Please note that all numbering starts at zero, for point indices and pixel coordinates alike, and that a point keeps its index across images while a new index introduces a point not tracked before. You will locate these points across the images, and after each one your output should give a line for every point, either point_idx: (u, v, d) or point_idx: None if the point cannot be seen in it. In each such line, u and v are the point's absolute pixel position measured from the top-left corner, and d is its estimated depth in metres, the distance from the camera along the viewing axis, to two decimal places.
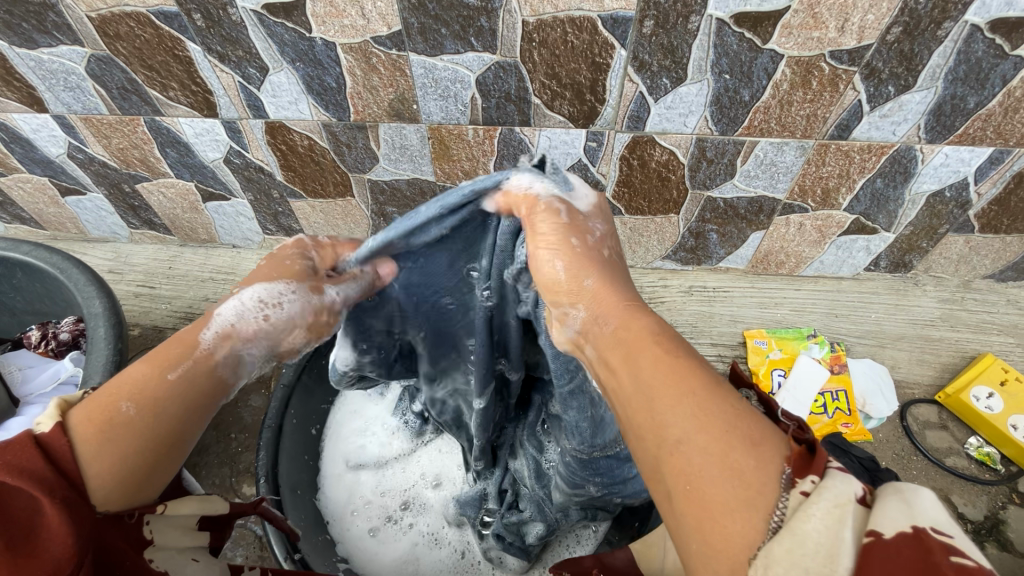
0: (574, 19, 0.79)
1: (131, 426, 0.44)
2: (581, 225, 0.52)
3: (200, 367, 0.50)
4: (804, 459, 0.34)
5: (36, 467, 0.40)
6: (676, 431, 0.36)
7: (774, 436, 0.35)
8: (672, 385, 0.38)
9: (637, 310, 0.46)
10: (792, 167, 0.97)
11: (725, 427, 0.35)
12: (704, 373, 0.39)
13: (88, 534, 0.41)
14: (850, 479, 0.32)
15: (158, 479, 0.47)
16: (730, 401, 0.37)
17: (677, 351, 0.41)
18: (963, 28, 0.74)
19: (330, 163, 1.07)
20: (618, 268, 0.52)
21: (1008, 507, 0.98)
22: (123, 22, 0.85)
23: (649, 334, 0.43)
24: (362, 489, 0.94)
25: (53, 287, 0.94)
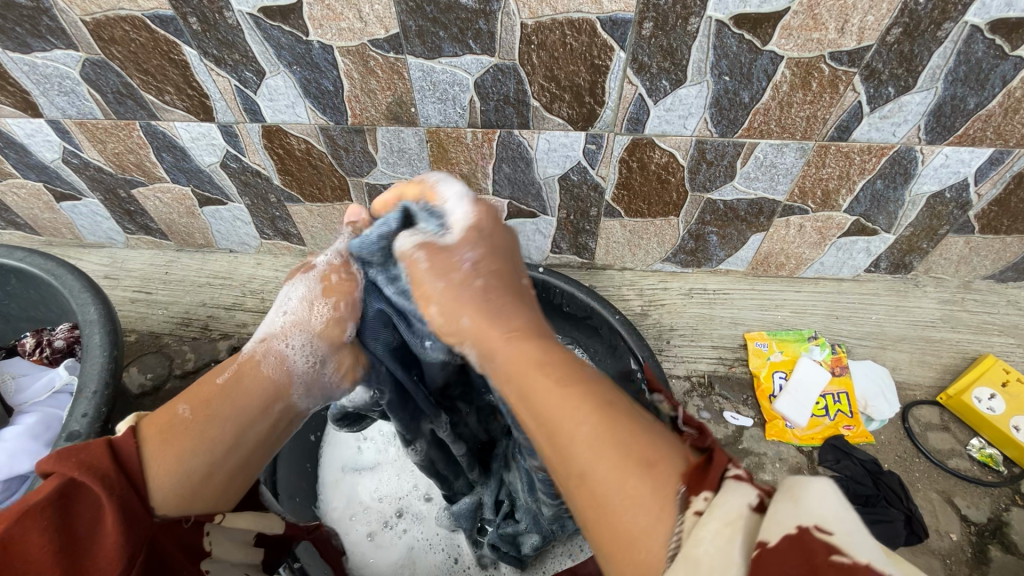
0: (573, 21, 0.79)
1: (187, 425, 0.52)
2: (450, 262, 0.55)
3: (246, 372, 0.58)
4: (697, 472, 0.36)
5: (103, 465, 0.46)
6: (576, 463, 0.39)
7: (669, 459, 0.38)
8: (567, 418, 0.41)
9: (526, 339, 0.49)
10: (792, 168, 0.97)
11: (619, 456, 0.38)
12: (593, 401, 0.42)
13: (141, 535, 0.46)
14: (745, 490, 0.33)
15: (214, 489, 0.52)
16: (623, 429, 0.40)
17: (560, 380, 0.44)
18: (963, 28, 0.74)
19: (328, 166, 1.06)
20: (499, 298, 0.53)
21: (1011, 509, 0.97)
22: (118, 25, 0.85)
23: (535, 363, 0.46)
24: (359, 494, 0.93)
25: (48, 294, 0.93)
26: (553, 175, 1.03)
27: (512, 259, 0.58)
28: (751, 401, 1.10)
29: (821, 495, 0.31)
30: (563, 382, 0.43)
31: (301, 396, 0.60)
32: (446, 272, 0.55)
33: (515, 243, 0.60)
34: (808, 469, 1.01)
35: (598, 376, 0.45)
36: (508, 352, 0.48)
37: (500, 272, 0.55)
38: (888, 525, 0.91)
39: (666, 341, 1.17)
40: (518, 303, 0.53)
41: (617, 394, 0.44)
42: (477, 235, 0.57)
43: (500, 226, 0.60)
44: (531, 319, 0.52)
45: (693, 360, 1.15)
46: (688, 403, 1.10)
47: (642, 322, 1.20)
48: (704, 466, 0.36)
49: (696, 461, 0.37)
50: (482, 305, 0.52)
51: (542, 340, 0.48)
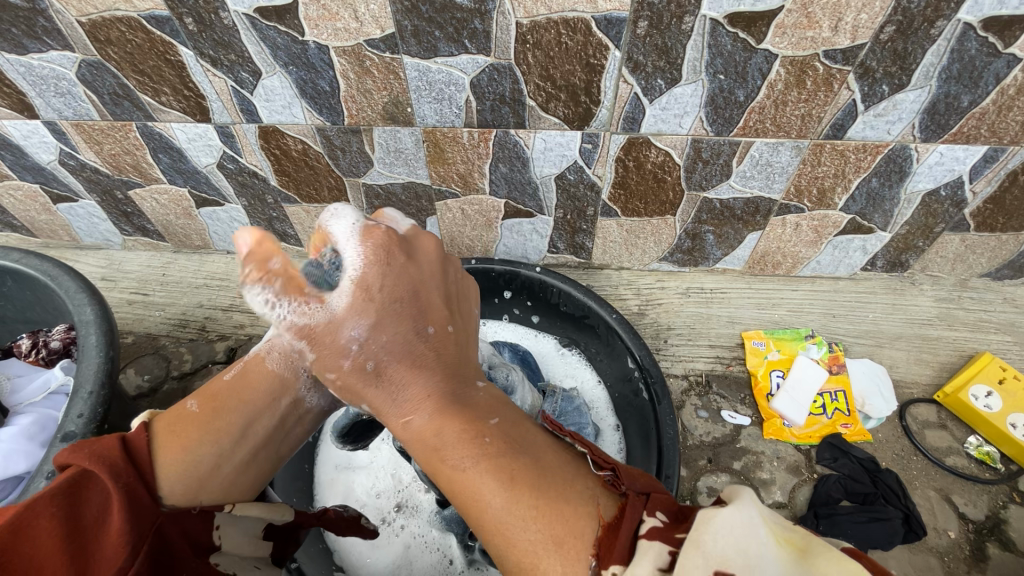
0: (568, 20, 0.79)
1: (196, 418, 0.60)
2: (336, 345, 0.54)
3: (251, 369, 0.66)
4: (608, 539, 0.39)
5: (114, 457, 0.52)
6: (492, 543, 0.42)
7: (579, 532, 0.39)
8: (474, 497, 0.43)
9: (433, 414, 0.49)
10: (788, 167, 0.97)
11: (527, 542, 0.40)
12: (499, 477, 0.43)
13: (147, 523, 0.51)
14: (656, 552, 0.37)
15: (218, 488, 0.59)
16: (529, 502, 0.41)
17: (463, 466, 0.44)
18: (956, 26, 0.74)
19: (324, 167, 1.06)
20: (421, 361, 0.52)
21: (1009, 506, 0.97)
22: (114, 26, 0.85)
23: (436, 448, 0.47)
24: (356, 491, 0.93)
25: (44, 295, 0.93)
26: (550, 174, 1.03)
27: (411, 308, 0.55)
28: (748, 400, 1.10)
29: (720, 533, 0.36)
30: (462, 468, 0.44)
31: (307, 391, 0.66)
32: (336, 356, 0.54)
33: (413, 281, 0.56)
34: (806, 467, 1.01)
35: (499, 443, 0.45)
36: (413, 435, 0.49)
37: (392, 342, 0.53)
38: (885, 523, 0.92)
39: (664, 340, 1.17)
40: (423, 371, 0.52)
41: (522, 459, 0.44)
42: (358, 306, 0.54)
43: (384, 273, 0.55)
44: (434, 386, 0.51)
45: (691, 359, 1.15)
46: (685, 402, 1.10)
47: (640, 321, 1.20)
48: (615, 531, 0.39)
49: (608, 521, 0.40)
50: (391, 385, 0.52)
51: (444, 414, 0.48)
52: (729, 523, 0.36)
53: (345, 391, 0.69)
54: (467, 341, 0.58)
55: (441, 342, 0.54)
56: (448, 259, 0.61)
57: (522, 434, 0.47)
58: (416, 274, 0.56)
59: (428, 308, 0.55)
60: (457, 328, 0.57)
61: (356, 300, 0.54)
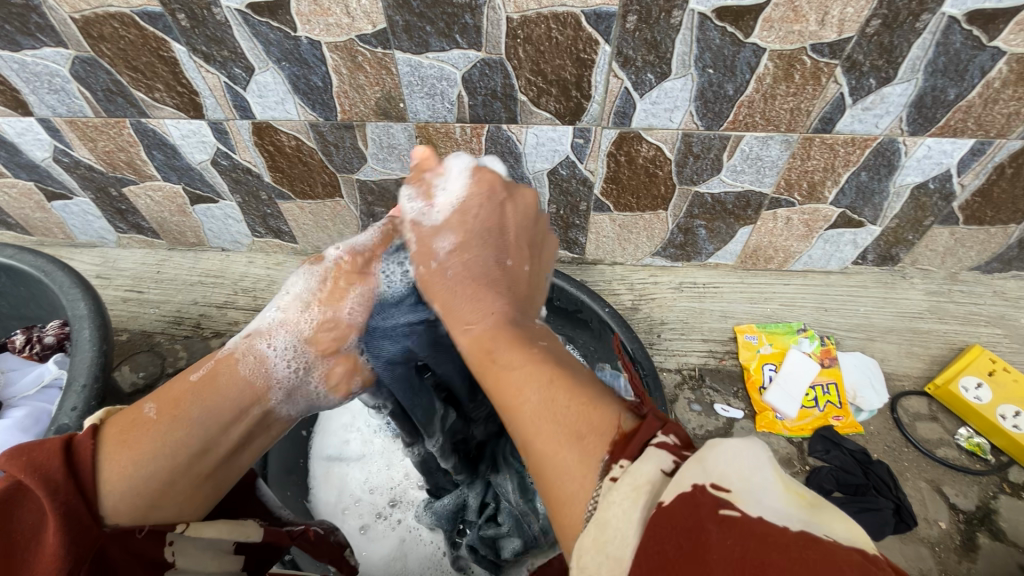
0: (558, 15, 0.80)
1: (151, 426, 0.54)
2: (428, 250, 0.62)
3: (221, 369, 0.60)
4: (623, 441, 0.38)
5: (52, 470, 0.48)
6: (521, 434, 0.42)
7: (602, 427, 0.39)
8: (514, 393, 0.44)
9: (496, 322, 0.52)
10: (778, 161, 0.98)
11: (553, 428, 0.40)
12: (540, 374, 0.44)
13: (86, 544, 0.47)
14: (660, 455, 0.36)
15: (180, 493, 0.55)
16: (564, 404, 0.41)
17: (518, 363, 0.46)
18: (941, 19, 0.75)
19: (318, 163, 1.07)
20: (480, 282, 0.57)
21: (999, 497, 0.98)
22: (107, 22, 0.85)
23: (490, 350, 0.49)
24: (350, 486, 0.94)
25: (38, 291, 0.94)
26: (542, 169, 1.04)
27: (497, 240, 0.62)
28: (741, 393, 1.10)
29: (725, 457, 0.34)
30: (512, 364, 0.46)
31: (279, 402, 0.63)
32: (426, 257, 0.62)
33: (505, 215, 0.63)
34: (798, 460, 1.02)
35: (548, 355, 0.47)
36: (469, 337, 0.52)
37: (471, 261, 0.60)
38: (876, 513, 0.93)
39: (657, 335, 1.18)
40: (491, 291, 0.56)
41: (563, 367, 0.45)
42: (452, 226, 0.63)
43: (487, 205, 0.64)
44: (503, 304, 0.55)
45: (684, 354, 1.16)
46: (679, 396, 1.10)
47: (633, 316, 1.20)
48: (631, 437, 0.38)
49: (625, 430, 0.39)
50: (456, 293, 0.57)
51: (506, 325, 0.51)
52: (738, 453, 0.34)
53: (318, 402, 0.68)
54: (537, 283, 0.64)
55: (516, 273, 0.60)
56: (540, 214, 0.67)
57: (571, 358, 0.49)
58: (518, 212, 0.64)
59: (506, 245, 0.62)
60: (531, 269, 0.63)
61: (456, 216, 0.63)
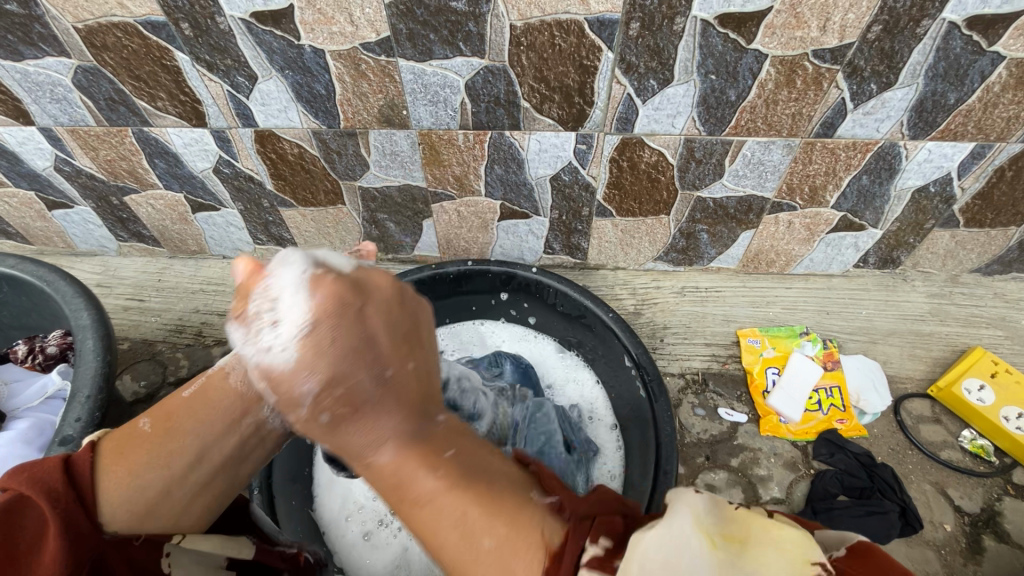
0: (561, 23, 0.80)
1: (146, 440, 0.57)
2: (290, 394, 0.45)
3: (208, 388, 0.62)
4: (553, 567, 0.39)
5: (53, 477, 0.49)
6: (450, 569, 0.41)
7: (527, 571, 0.39)
8: (435, 534, 0.42)
9: (387, 451, 0.45)
10: (780, 165, 0.98)
11: (481, 574, 0.39)
12: (455, 517, 0.41)
13: (85, 551, 0.48)
14: None
15: (166, 510, 0.56)
16: (482, 548, 0.40)
17: (429, 496, 0.42)
18: (941, 25, 0.76)
19: (321, 171, 1.07)
20: (371, 397, 0.45)
21: (1004, 498, 0.98)
22: (110, 32, 0.85)
23: (401, 491, 0.44)
24: (354, 493, 0.93)
25: (41, 302, 0.93)
26: (545, 175, 1.04)
27: (363, 353, 0.45)
28: (745, 397, 1.10)
29: (648, 548, 0.36)
30: (427, 505, 0.42)
31: (271, 413, 0.63)
32: (292, 398, 0.45)
33: (360, 323, 0.46)
34: (803, 463, 1.02)
35: (453, 475, 0.43)
36: (378, 468, 0.45)
37: (345, 387, 0.45)
38: (882, 516, 0.93)
39: (660, 339, 1.18)
40: (379, 414, 0.45)
41: (480, 491, 0.43)
42: (318, 356, 0.45)
43: (349, 308, 0.46)
44: (395, 422, 0.46)
45: (687, 358, 1.16)
46: (683, 401, 1.10)
47: (636, 320, 1.20)
48: (559, 560, 0.39)
49: (556, 551, 0.39)
50: (356, 427, 0.45)
51: (406, 449, 0.45)
52: (657, 543, 0.37)
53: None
54: (433, 371, 0.51)
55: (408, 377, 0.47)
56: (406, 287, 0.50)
57: (482, 461, 0.46)
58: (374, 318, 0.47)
59: (407, 323, 0.51)
60: (417, 364, 0.48)
61: (314, 303, 0.48)
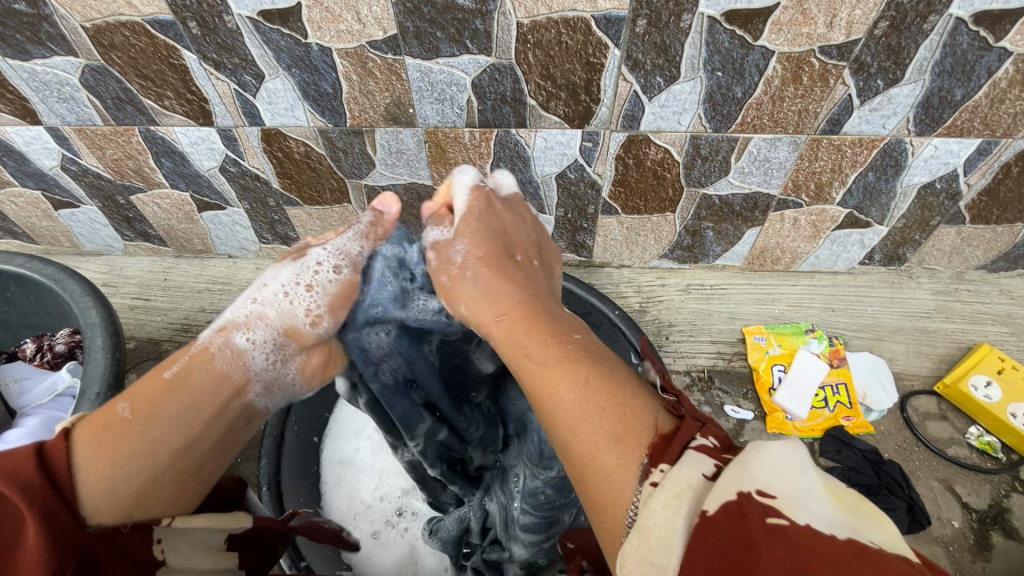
0: (568, 20, 0.80)
1: (127, 427, 0.48)
2: (443, 258, 0.58)
3: (196, 365, 0.54)
4: (661, 444, 0.38)
5: (24, 472, 0.41)
6: (558, 431, 0.42)
7: (639, 432, 0.39)
8: (549, 392, 0.43)
9: (511, 320, 0.50)
10: (786, 162, 0.98)
11: (588, 429, 0.40)
12: (575, 375, 0.43)
13: (70, 545, 0.40)
14: (701, 460, 0.36)
15: (163, 493, 0.48)
16: (595, 402, 0.41)
17: (556, 357, 0.45)
18: (948, 21, 0.76)
19: (327, 169, 1.07)
20: (495, 279, 0.54)
21: (1012, 495, 0.98)
22: (118, 31, 0.86)
23: (523, 343, 0.48)
24: (361, 493, 0.93)
25: (49, 300, 0.93)
26: (551, 173, 1.04)
27: (504, 238, 0.60)
28: (751, 394, 1.10)
29: (765, 464, 0.35)
30: (544, 363, 0.45)
31: (257, 394, 0.58)
32: (443, 267, 0.57)
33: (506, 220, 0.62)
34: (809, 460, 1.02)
35: (581, 349, 0.46)
36: (497, 334, 0.50)
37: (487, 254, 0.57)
38: (891, 513, 0.93)
39: (665, 337, 1.18)
40: (511, 283, 0.54)
41: (600, 368, 0.44)
42: (472, 235, 0.59)
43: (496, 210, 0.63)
44: (520, 299, 0.52)
45: (692, 356, 1.16)
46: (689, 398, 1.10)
47: (641, 318, 1.20)
48: (670, 438, 0.38)
49: (665, 432, 0.39)
50: (477, 288, 0.54)
51: (531, 319, 0.49)
52: (769, 459, 0.35)
53: (295, 393, 0.62)
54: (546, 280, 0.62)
55: (528, 268, 0.58)
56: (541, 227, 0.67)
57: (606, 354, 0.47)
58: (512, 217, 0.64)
59: (514, 243, 0.61)
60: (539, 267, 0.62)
61: (464, 218, 0.61)
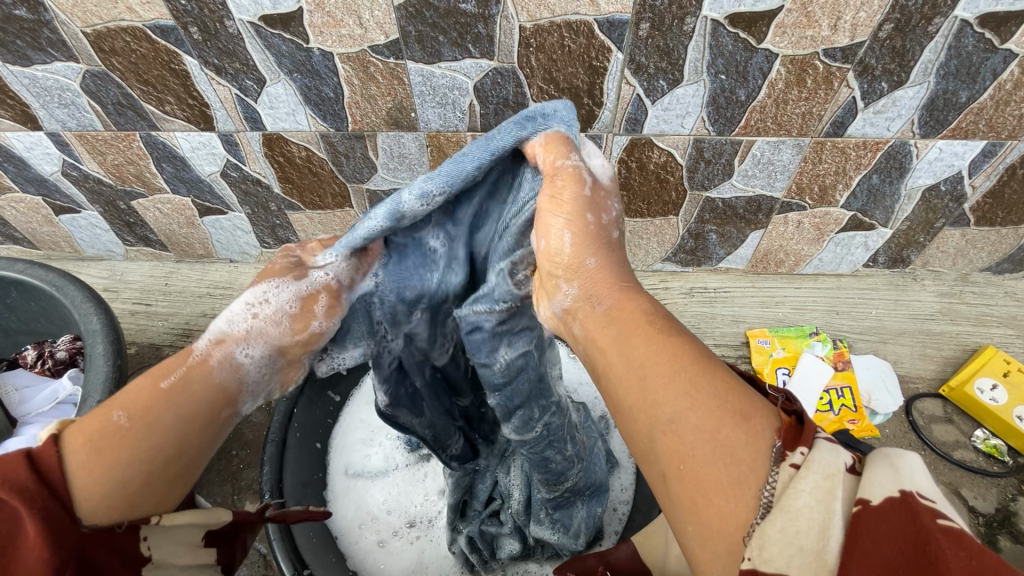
0: (571, 23, 0.80)
1: (124, 434, 0.42)
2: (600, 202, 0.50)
3: (192, 373, 0.47)
4: (794, 430, 0.33)
5: (18, 478, 0.39)
6: (660, 406, 0.35)
7: (768, 413, 0.34)
8: (664, 359, 0.37)
9: (631, 290, 0.45)
10: (789, 165, 0.98)
11: (715, 402, 0.34)
12: (694, 350, 0.38)
13: (67, 548, 0.38)
14: (839, 449, 0.31)
15: (161, 490, 0.44)
16: (721, 375, 0.36)
17: (683, 331, 0.40)
18: (954, 23, 0.76)
19: (328, 173, 1.07)
20: (621, 252, 0.50)
21: (1019, 499, 0.97)
22: (119, 36, 0.85)
23: (644, 313, 0.42)
24: (369, 504, 0.93)
25: (49, 306, 0.93)
26: None
27: None
28: None
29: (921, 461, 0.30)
30: (666, 331, 0.39)
31: (248, 404, 0.51)
32: (596, 207, 0.49)
33: None
34: None
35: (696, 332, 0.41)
36: (615, 297, 0.44)
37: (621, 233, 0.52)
38: None
39: None
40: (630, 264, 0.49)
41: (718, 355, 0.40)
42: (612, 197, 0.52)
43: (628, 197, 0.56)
44: (630, 274, 0.47)
45: None
46: None
47: None
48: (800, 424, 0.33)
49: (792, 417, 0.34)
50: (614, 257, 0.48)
51: (638, 296, 0.44)
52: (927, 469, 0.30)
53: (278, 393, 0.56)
54: None
55: None
56: None
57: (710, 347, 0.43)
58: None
59: None
60: None
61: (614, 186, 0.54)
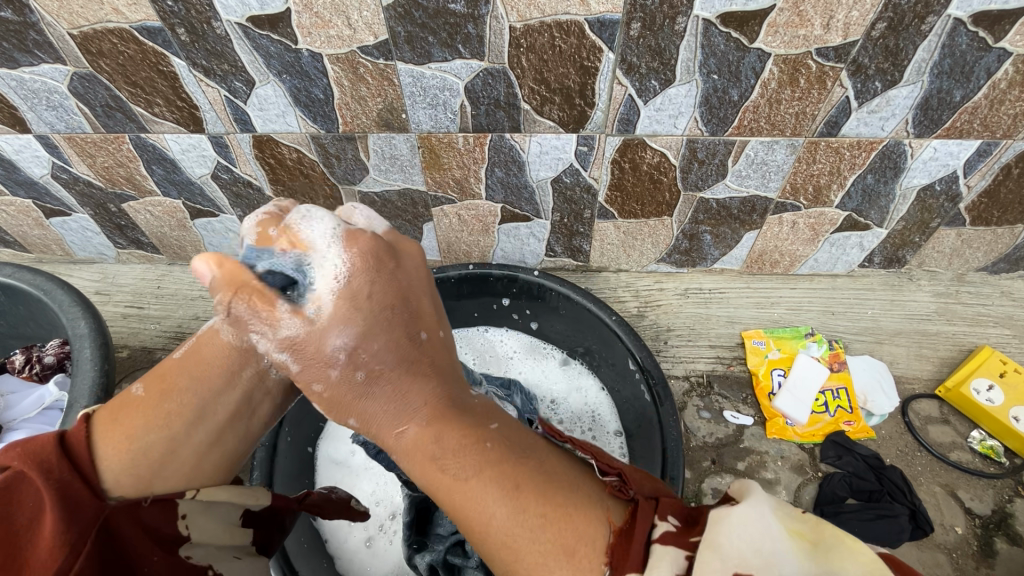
0: (561, 23, 0.79)
1: (141, 405, 0.60)
2: (323, 355, 0.55)
3: (200, 344, 0.64)
4: (620, 546, 0.41)
5: (49, 451, 0.53)
6: (495, 549, 0.43)
7: (591, 542, 0.41)
8: (477, 506, 0.44)
9: (420, 429, 0.50)
10: (783, 165, 0.97)
11: (531, 542, 0.42)
12: (501, 487, 0.44)
13: (90, 516, 0.51)
14: (673, 553, 0.39)
15: (180, 460, 0.59)
16: (535, 510, 0.43)
17: (467, 472, 0.46)
18: (947, 22, 0.75)
19: (319, 174, 1.06)
20: (388, 373, 0.54)
21: (1016, 500, 0.97)
22: (106, 38, 0.84)
23: (433, 449, 0.48)
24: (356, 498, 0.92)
25: (37, 309, 0.92)
26: (546, 178, 1.03)
27: (401, 315, 0.57)
28: (750, 399, 1.09)
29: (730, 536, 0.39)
30: (463, 477, 0.46)
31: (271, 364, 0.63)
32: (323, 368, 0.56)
33: (404, 286, 0.58)
34: (810, 466, 1.01)
35: (500, 447, 0.48)
36: (404, 442, 0.51)
37: (381, 347, 0.55)
38: (892, 520, 0.91)
39: (664, 342, 1.17)
40: (418, 379, 0.54)
41: (528, 468, 0.46)
42: (346, 321, 0.55)
43: (372, 284, 0.57)
44: (429, 398, 0.52)
45: (691, 360, 1.14)
46: (688, 403, 1.09)
47: (639, 323, 1.19)
48: (626, 538, 0.42)
49: (618, 527, 0.43)
50: (386, 402, 0.53)
51: (433, 427, 0.50)
52: (735, 532, 0.39)
53: None
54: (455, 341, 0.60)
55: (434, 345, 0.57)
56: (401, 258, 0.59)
57: (522, 440, 0.50)
58: (388, 284, 0.58)
59: (415, 319, 0.58)
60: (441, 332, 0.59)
61: (341, 304, 0.56)
